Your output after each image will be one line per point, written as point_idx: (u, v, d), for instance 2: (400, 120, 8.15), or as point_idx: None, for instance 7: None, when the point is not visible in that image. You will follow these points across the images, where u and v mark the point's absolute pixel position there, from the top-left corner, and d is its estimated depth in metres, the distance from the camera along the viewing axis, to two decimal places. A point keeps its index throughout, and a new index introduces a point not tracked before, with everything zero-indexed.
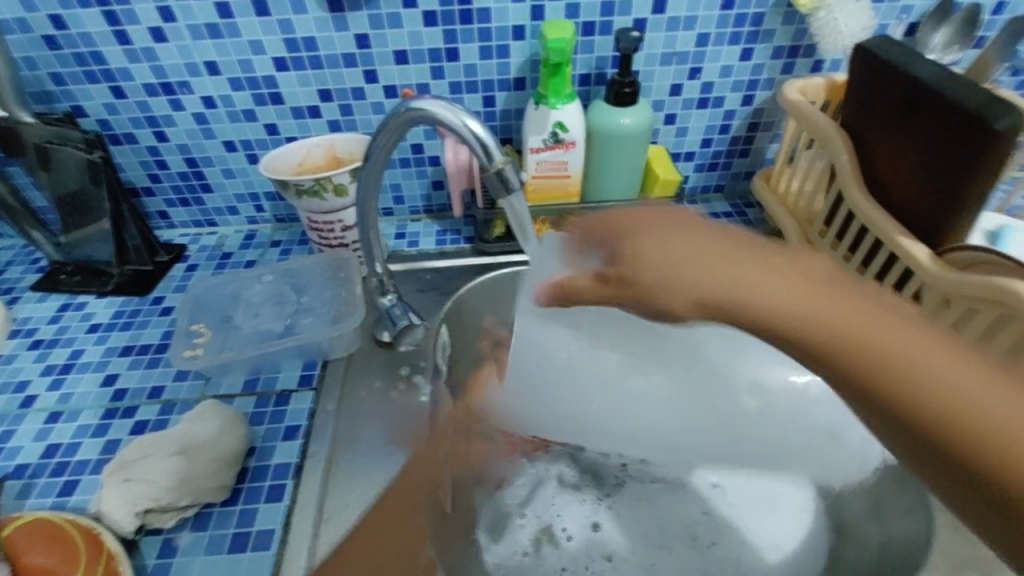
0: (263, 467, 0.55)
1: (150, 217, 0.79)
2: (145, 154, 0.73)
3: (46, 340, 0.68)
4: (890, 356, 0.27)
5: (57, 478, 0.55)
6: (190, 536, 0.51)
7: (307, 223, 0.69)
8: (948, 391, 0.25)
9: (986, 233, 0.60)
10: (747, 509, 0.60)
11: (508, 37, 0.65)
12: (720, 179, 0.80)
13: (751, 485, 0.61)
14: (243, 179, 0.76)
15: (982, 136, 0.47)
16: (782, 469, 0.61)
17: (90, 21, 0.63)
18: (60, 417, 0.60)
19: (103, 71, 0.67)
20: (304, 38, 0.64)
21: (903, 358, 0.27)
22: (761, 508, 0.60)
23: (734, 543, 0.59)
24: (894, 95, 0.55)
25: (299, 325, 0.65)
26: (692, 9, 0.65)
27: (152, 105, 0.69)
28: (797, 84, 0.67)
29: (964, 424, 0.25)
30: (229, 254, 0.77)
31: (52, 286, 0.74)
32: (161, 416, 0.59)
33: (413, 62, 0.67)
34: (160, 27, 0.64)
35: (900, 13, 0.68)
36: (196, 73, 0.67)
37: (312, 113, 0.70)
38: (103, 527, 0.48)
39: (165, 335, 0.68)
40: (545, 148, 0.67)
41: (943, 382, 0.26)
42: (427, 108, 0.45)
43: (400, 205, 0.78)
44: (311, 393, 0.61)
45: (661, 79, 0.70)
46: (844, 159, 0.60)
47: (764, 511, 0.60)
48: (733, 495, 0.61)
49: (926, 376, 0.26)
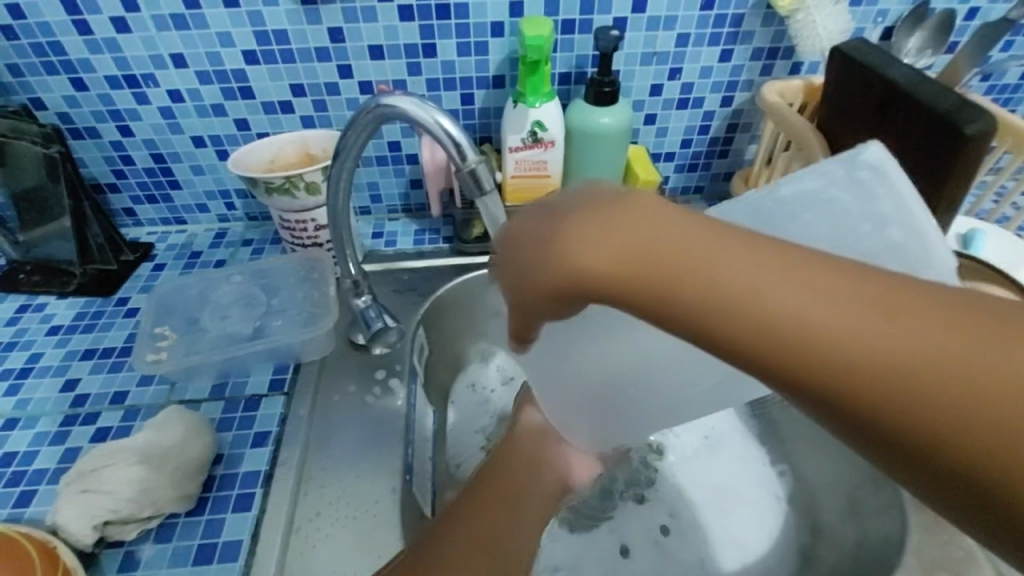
0: (231, 475, 0.53)
1: (115, 214, 0.77)
2: (109, 149, 0.71)
3: (2, 343, 0.65)
4: (876, 353, 0.21)
5: (12, 489, 0.52)
6: (153, 548, 0.49)
7: (279, 222, 0.67)
8: (939, 385, 0.20)
9: (958, 238, 0.61)
10: (706, 507, 0.61)
11: (486, 34, 0.64)
12: (700, 180, 0.80)
13: (708, 485, 0.63)
14: (213, 176, 0.74)
15: (953, 140, 0.48)
16: (736, 471, 0.64)
17: (48, 9, 0.60)
18: (15, 424, 0.58)
19: (62, 62, 0.64)
20: (275, 31, 0.62)
21: (884, 351, 0.21)
22: (720, 508, 0.61)
23: (696, 541, 0.59)
24: (869, 97, 0.56)
25: (271, 328, 0.64)
26: (673, 9, 0.64)
27: (115, 98, 0.67)
28: (775, 85, 0.67)
29: (960, 426, 0.20)
30: (199, 254, 0.75)
31: (9, 286, 0.71)
32: (124, 423, 0.57)
33: (390, 57, 0.65)
34: (122, 16, 0.61)
35: (877, 17, 0.68)
36: (161, 65, 0.64)
37: (284, 109, 0.68)
38: (59, 541, 0.46)
39: (130, 338, 0.65)
40: (524, 147, 0.66)
41: (944, 378, 0.20)
42: (397, 105, 0.44)
43: (377, 203, 0.76)
44: (282, 397, 0.59)
45: (641, 79, 0.69)
46: (820, 161, 0.60)
47: (723, 510, 0.61)
48: (692, 495, 0.62)
49: (918, 377, 0.20)
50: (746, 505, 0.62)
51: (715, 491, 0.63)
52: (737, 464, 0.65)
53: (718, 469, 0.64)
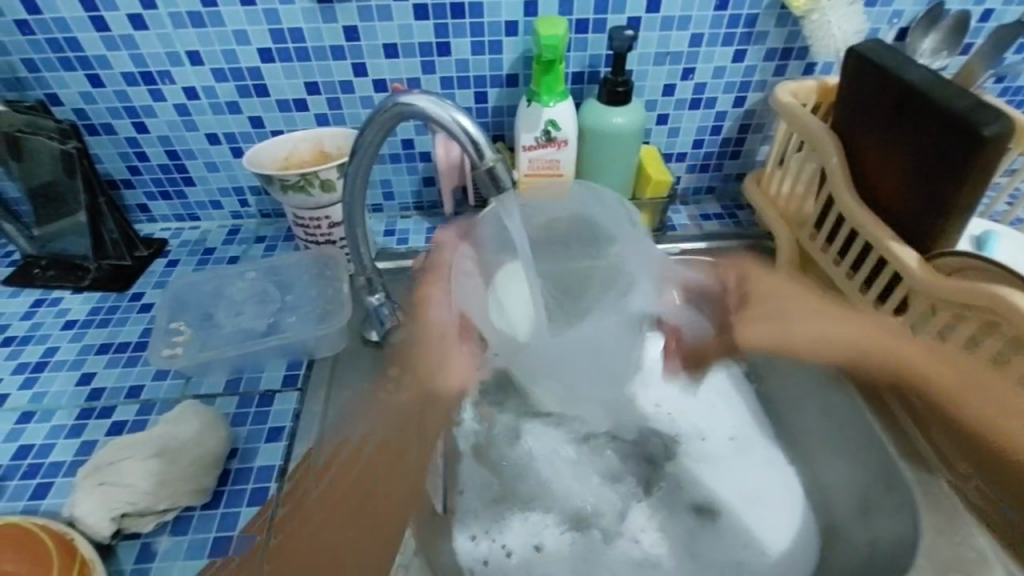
0: (246, 469, 0.53)
1: (129, 210, 0.77)
2: (124, 146, 0.71)
3: (19, 337, 0.66)
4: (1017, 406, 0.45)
5: (29, 481, 0.53)
6: (169, 540, 0.49)
7: (293, 220, 0.67)
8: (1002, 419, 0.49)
9: (973, 239, 0.60)
10: (740, 510, 0.61)
11: (500, 33, 0.64)
12: (712, 181, 0.80)
13: (737, 487, 0.63)
14: (227, 173, 0.74)
15: (970, 142, 0.48)
16: (762, 470, 0.63)
17: (65, 6, 0.61)
18: (32, 417, 0.58)
19: (79, 58, 0.64)
20: (291, 29, 0.63)
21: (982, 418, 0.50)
22: (753, 509, 0.61)
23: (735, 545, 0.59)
24: (884, 98, 0.56)
25: (284, 324, 0.64)
26: (687, 8, 0.64)
27: (131, 95, 0.67)
28: (788, 86, 0.67)
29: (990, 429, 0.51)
30: (212, 250, 0.75)
31: (25, 281, 0.71)
32: (139, 417, 0.57)
33: (404, 56, 0.65)
34: (139, 14, 0.61)
35: (891, 18, 0.68)
36: (178, 63, 0.65)
37: (298, 107, 0.69)
38: (77, 533, 0.46)
39: (145, 332, 0.66)
40: (538, 146, 0.66)
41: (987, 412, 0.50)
42: (415, 103, 0.44)
43: (390, 201, 0.76)
44: (296, 393, 0.59)
45: (654, 78, 0.69)
46: (834, 162, 0.60)
47: (757, 511, 0.61)
48: (724, 499, 0.62)
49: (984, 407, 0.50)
50: (779, 501, 0.61)
51: (745, 492, 0.62)
52: (761, 465, 0.64)
53: (739, 471, 0.63)
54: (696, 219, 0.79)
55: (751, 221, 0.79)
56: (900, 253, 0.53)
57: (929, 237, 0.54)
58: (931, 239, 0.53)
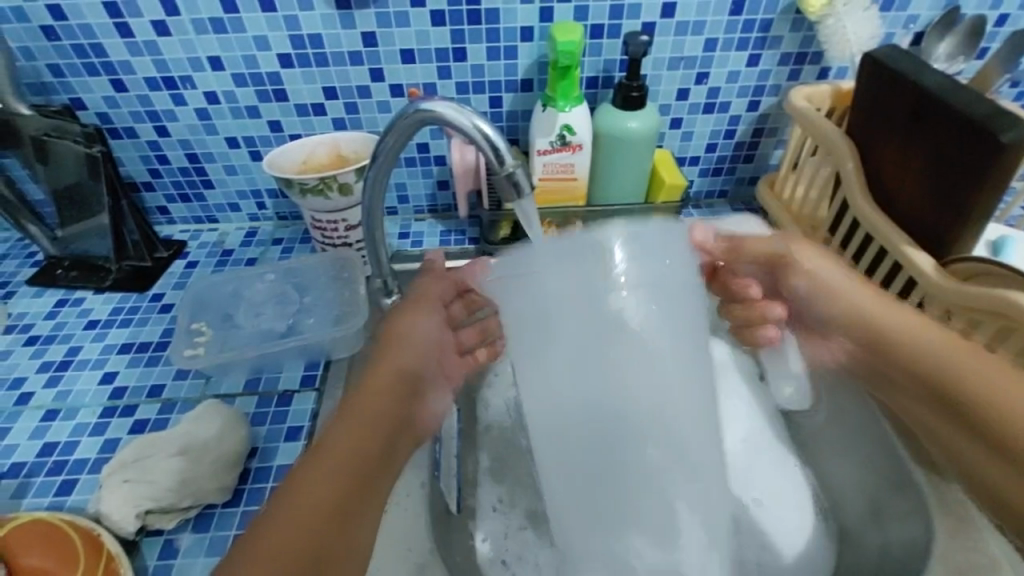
0: (265, 468, 0.54)
1: (150, 212, 0.79)
2: (146, 149, 0.72)
3: (43, 336, 0.68)
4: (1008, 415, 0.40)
5: (55, 477, 0.54)
6: (191, 537, 0.50)
7: (310, 222, 0.68)
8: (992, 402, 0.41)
9: (988, 244, 0.60)
10: (771, 511, 0.60)
11: (516, 38, 0.65)
12: (725, 185, 0.81)
13: (766, 488, 0.62)
14: (245, 176, 0.75)
15: (987, 147, 0.48)
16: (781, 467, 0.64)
17: (90, 12, 0.62)
18: (57, 415, 0.60)
19: (103, 63, 0.65)
20: (310, 35, 0.64)
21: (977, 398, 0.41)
22: (781, 506, 0.61)
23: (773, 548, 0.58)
24: (900, 103, 0.56)
25: (302, 325, 0.65)
26: (702, 14, 0.64)
27: (153, 100, 0.68)
28: (803, 90, 0.67)
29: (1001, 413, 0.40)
30: (230, 252, 0.76)
31: (48, 281, 0.73)
32: (161, 416, 0.58)
33: (420, 61, 0.66)
34: (162, 20, 0.63)
35: (907, 23, 0.68)
36: (199, 68, 0.66)
37: (316, 111, 0.70)
38: (103, 528, 0.47)
39: (165, 333, 0.67)
40: (552, 151, 0.66)
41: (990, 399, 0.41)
42: (437, 109, 0.45)
43: (404, 204, 0.77)
44: (314, 394, 0.60)
45: (668, 83, 0.70)
46: (850, 166, 0.60)
47: (784, 510, 0.61)
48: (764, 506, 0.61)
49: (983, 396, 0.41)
50: (791, 494, 0.62)
51: (761, 492, 0.62)
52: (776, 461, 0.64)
53: (754, 469, 0.63)
54: (709, 222, 0.80)
55: (764, 225, 0.79)
56: (915, 257, 0.53)
57: (943, 243, 0.54)
58: (946, 244, 0.54)
